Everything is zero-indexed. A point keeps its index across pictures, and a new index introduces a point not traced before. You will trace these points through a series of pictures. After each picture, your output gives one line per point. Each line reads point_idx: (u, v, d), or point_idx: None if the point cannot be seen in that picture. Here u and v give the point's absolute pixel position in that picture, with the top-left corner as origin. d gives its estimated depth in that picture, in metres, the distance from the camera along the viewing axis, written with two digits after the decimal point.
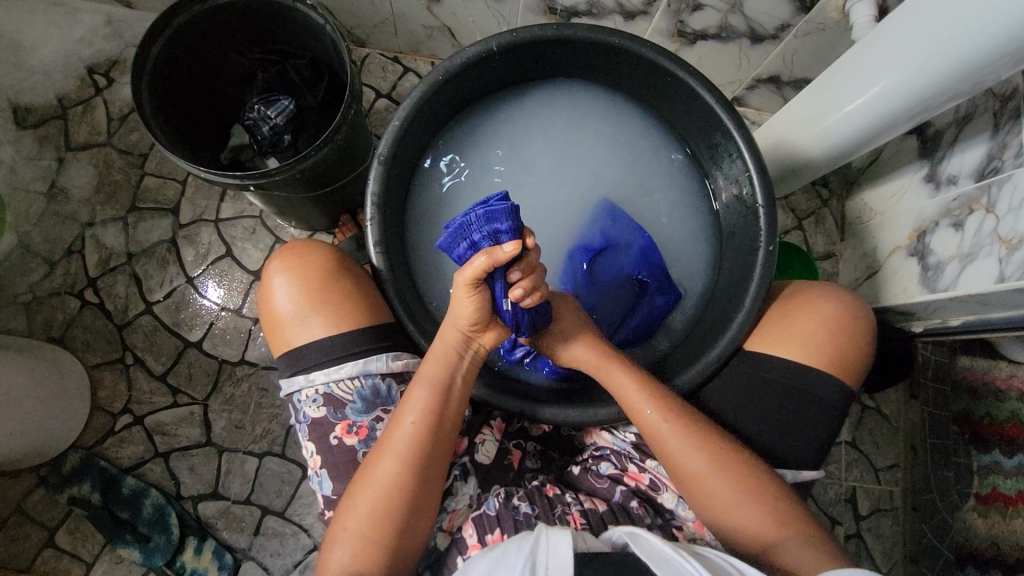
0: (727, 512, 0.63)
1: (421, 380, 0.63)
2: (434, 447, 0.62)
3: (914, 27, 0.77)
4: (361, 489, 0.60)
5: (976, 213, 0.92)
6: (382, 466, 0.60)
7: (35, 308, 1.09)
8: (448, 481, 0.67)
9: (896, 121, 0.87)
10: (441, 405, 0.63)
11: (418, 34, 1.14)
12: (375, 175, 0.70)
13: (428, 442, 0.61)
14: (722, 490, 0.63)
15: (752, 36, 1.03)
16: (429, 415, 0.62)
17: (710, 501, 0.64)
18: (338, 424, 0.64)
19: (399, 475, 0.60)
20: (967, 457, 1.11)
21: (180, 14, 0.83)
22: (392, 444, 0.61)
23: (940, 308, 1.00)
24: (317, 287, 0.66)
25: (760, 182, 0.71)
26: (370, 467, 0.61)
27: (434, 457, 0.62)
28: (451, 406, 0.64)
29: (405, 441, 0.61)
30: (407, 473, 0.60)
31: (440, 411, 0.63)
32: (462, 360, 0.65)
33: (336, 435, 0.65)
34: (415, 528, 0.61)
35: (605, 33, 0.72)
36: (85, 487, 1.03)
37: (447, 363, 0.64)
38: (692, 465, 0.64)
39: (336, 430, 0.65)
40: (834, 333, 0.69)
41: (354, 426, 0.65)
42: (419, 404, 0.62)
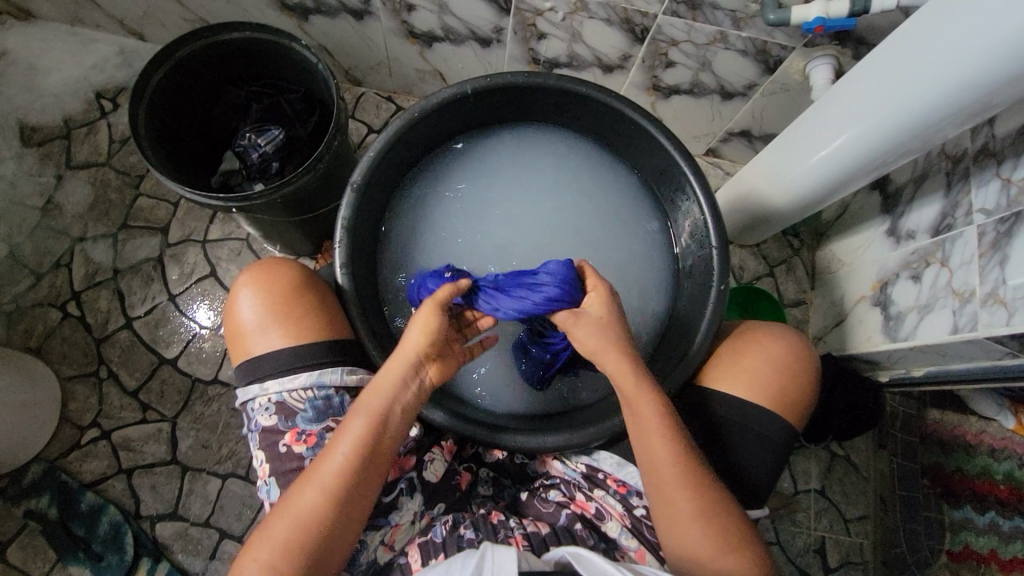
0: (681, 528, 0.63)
1: (357, 414, 0.62)
2: (361, 485, 0.61)
3: (868, 88, 0.83)
4: (279, 517, 0.60)
5: (932, 266, 0.96)
6: (303, 496, 0.60)
7: (17, 318, 1.10)
8: (394, 495, 0.68)
9: (857, 172, 0.92)
10: (377, 441, 0.62)
11: (410, 76, 1.22)
12: (347, 201, 0.73)
13: (356, 480, 0.60)
14: (683, 501, 0.62)
15: (722, 92, 1.10)
16: (361, 448, 0.61)
17: (681, 525, 0.63)
18: (287, 432, 0.66)
19: (319, 509, 0.59)
20: (938, 511, 1.10)
21: (183, 48, 0.89)
22: (317, 476, 0.61)
23: (902, 358, 1.03)
24: (282, 302, 0.68)
25: (714, 225, 0.75)
26: (291, 496, 0.60)
27: (359, 495, 0.61)
28: (383, 445, 0.63)
29: (331, 471, 0.60)
30: (326, 507, 0.60)
31: (372, 450, 0.62)
32: (407, 395, 0.65)
33: (285, 443, 0.66)
34: (324, 567, 0.59)
35: (573, 82, 0.77)
36: (43, 500, 1.02)
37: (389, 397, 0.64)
38: (673, 486, 0.63)
39: (286, 438, 0.66)
40: (780, 372, 0.71)
41: (303, 434, 0.66)
42: (352, 438, 0.62)
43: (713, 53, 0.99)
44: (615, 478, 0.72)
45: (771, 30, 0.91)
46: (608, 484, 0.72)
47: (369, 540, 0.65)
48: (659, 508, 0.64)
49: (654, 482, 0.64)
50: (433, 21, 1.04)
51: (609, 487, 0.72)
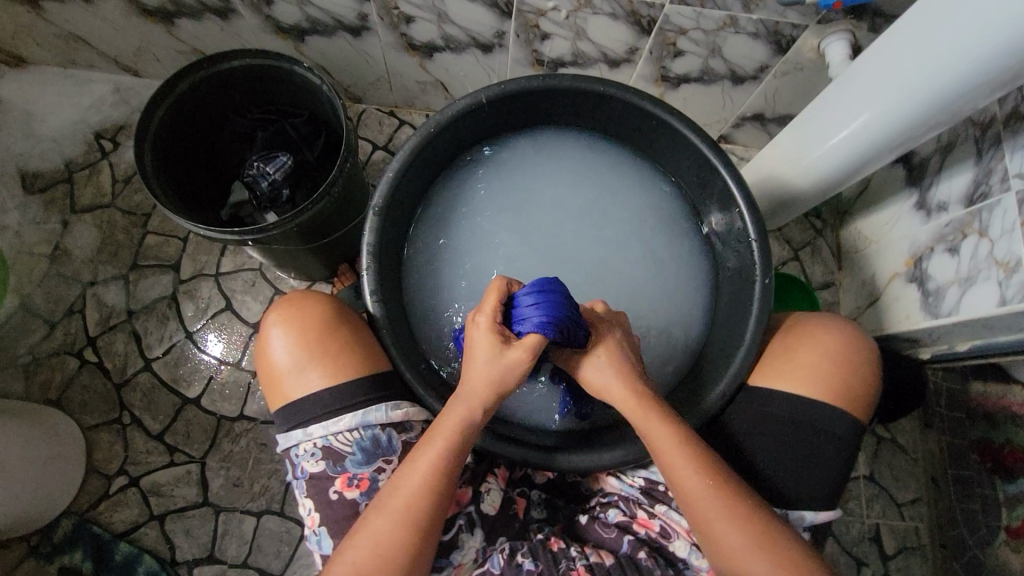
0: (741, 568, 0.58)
1: (432, 438, 0.61)
2: (434, 518, 0.59)
3: (888, 64, 0.80)
4: (352, 545, 0.57)
5: (970, 237, 0.93)
6: (378, 523, 0.57)
7: (34, 370, 1.08)
8: (454, 533, 0.64)
9: (880, 151, 0.89)
10: (450, 468, 0.60)
11: (411, 89, 1.19)
12: (371, 225, 0.71)
13: (423, 529, 0.58)
14: (736, 538, 0.58)
15: (733, 77, 1.07)
16: (437, 474, 0.59)
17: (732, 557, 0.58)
18: (337, 478, 0.63)
19: (395, 537, 0.57)
20: (992, 487, 1.04)
21: (183, 81, 0.87)
22: (393, 502, 0.58)
23: (944, 333, 1.00)
24: (316, 338, 0.66)
25: (750, 215, 0.72)
26: (367, 523, 0.58)
27: (420, 555, 0.57)
28: (446, 500, 0.60)
29: (406, 498, 0.58)
30: (405, 535, 0.57)
31: (435, 505, 0.59)
32: (467, 445, 0.62)
33: (336, 490, 0.63)
34: None
35: (590, 81, 0.75)
36: (76, 554, 0.99)
37: (454, 448, 0.61)
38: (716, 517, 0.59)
39: (336, 484, 0.63)
40: (840, 364, 0.68)
41: (354, 479, 0.63)
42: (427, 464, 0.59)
43: (723, 38, 0.96)
44: None
45: (782, 10, 0.88)
46: (669, 498, 0.69)
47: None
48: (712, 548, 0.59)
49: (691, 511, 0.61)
50: (433, 30, 1.01)
51: (672, 500, 0.68)
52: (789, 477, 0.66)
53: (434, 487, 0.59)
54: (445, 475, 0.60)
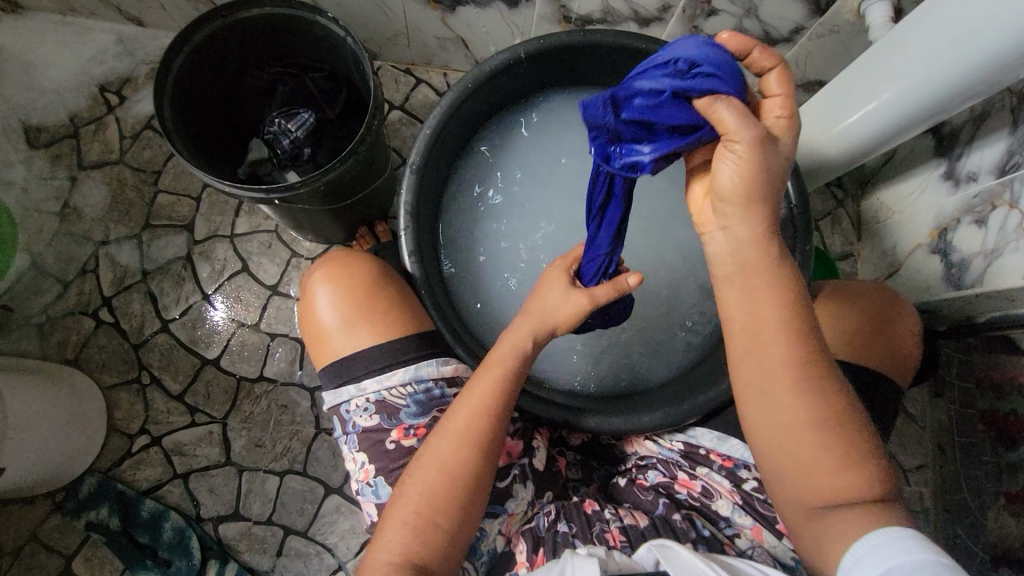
0: (790, 437, 0.55)
1: (493, 368, 0.61)
2: (494, 444, 0.59)
3: (943, 22, 0.77)
4: (416, 470, 0.58)
5: (999, 208, 0.92)
6: (442, 448, 0.58)
7: (49, 330, 1.07)
8: (508, 482, 0.67)
9: (911, 124, 0.88)
10: (507, 395, 0.60)
11: (431, 45, 1.15)
12: (407, 184, 0.69)
13: (484, 453, 0.59)
14: (798, 410, 0.55)
15: (766, 39, 1.04)
16: (496, 402, 0.60)
17: (785, 429, 0.55)
18: (394, 429, 0.63)
19: (460, 460, 0.58)
20: (996, 455, 1.04)
21: (201, 30, 0.82)
22: (454, 428, 0.59)
23: (965, 305, 1.00)
24: (362, 297, 0.66)
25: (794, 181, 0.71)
26: (430, 449, 0.59)
27: (483, 477, 0.59)
28: (505, 423, 0.60)
29: (467, 426, 0.59)
30: (466, 458, 0.58)
31: (495, 426, 0.59)
32: (524, 373, 0.63)
33: (392, 439, 0.63)
34: (466, 520, 0.58)
35: (632, 38, 0.72)
36: (102, 511, 1.00)
37: (512, 375, 0.61)
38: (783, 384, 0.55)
39: (392, 435, 0.63)
40: (882, 333, 0.70)
41: (410, 429, 0.63)
42: (487, 391, 0.60)
43: None
44: (718, 453, 0.70)
45: None
46: (710, 460, 0.70)
47: (488, 528, 0.65)
48: (767, 411, 0.56)
49: (752, 385, 0.56)
50: None
51: (713, 463, 0.69)
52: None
53: (493, 411, 0.60)
54: (503, 400, 0.60)
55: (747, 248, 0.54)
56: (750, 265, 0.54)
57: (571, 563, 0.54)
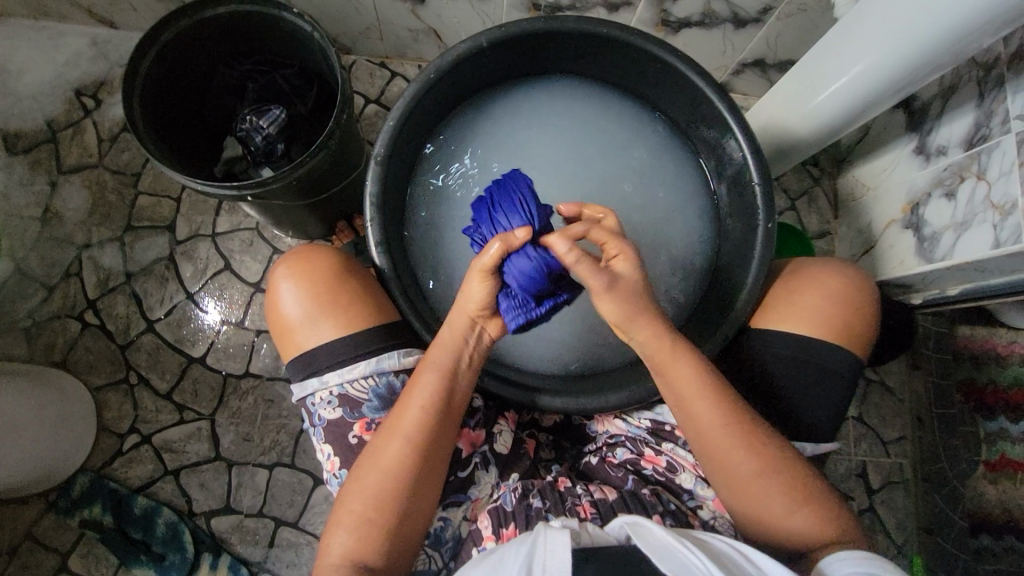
0: (748, 491, 0.63)
1: (430, 365, 0.61)
2: (438, 441, 0.61)
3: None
4: (364, 471, 0.60)
5: (967, 180, 0.93)
6: (388, 450, 0.60)
7: (36, 334, 1.08)
8: (470, 470, 0.68)
9: (880, 98, 0.88)
10: (448, 393, 0.61)
11: (403, 38, 1.15)
12: (373, 175, 0.70)
13: (428, 451, 0.60)
14: (743, 463, 0.62)
15: (735, 20, 1.04)
16: (438, 400, 0.61)
17: (734, 480, 0.63)
18: (355, 423, 0.64)
19: (405, 459, 0.59)
20: (974, 424, 1.10)
21: (167, 31, 0.83)
22: (398, 429, 0.60)
23: (938, 278, 1.01)
24: (325, 290, 0.66)
25: (756, 159, 0.72)
26: (376, 451, 0.60)
27: (428, 474, 0.60)
28: (448, 419, 0.62)
29: (410, 426, 0.60)
30: (409, 457, 0.59)
31: (439, 424, 0.61)
32: (464, 369, 0.63)
33: (354, 434, 0.65)
34: (415, 516, 0.60)
35: (592, 23, 0.73)
36: (96, 509, 1.02)
37: (450, 373, 0.62)
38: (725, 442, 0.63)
39: (354, 429, 0.65)
40: (839, 303, 0.70)
41: (371, 424, 0.65)
42: (427, 390, 0.61)
43: None
44: None
45: None
46: (675, 436, 0.72)
47: (452, 516, 0.67)
48: (718, 470, 0.64)
49: (699, 447, 0.64)
50: None
51: (678, 439, 0.71)
52: (785, 415, 0.70)
53: (431, 409, 0.60)
54: (442, 399, 0.61)
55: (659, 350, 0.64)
56: (668, 353, 0.64)
57: (543, 535, 0.55)
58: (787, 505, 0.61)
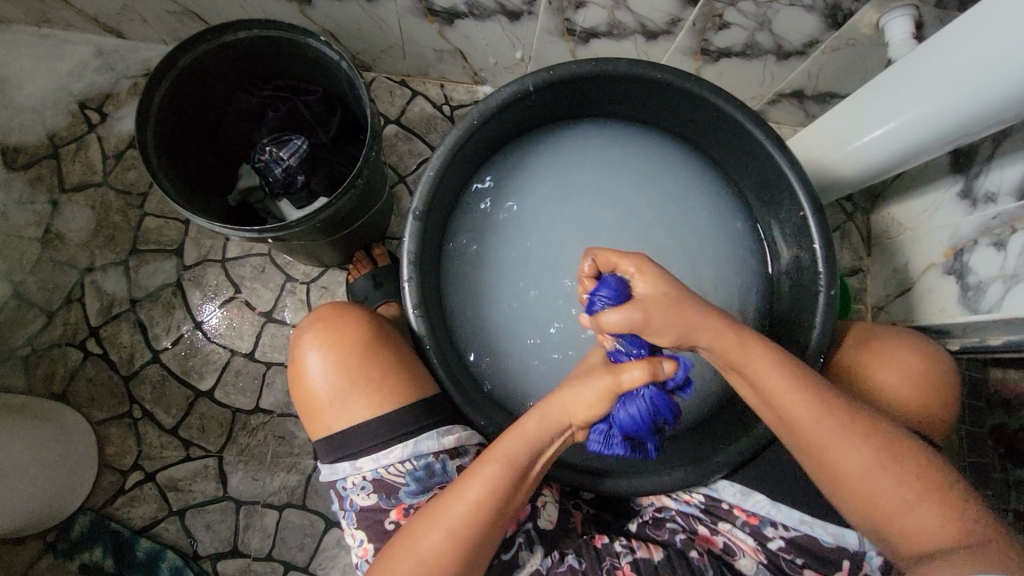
0: (894, 509, 0.56)
1: (497, 457, 0.56)
2: (486, 537, 0.56)
3: (993, 25, 0.69)
4: (399, 556, 0.55)
5: (1020, 232, 0.89)
6: (428, 539, 0.55)
7: (34, 363, 1.02)
8: (514, 551, 0.64)
9: (933, 147, 0.84)
10: (509, 488, 0.56)
11: (427, 57, 1.09)
12: (412, 229, 0.65)
13: (474, 548, 0.55)
14: (886, 476, 0.56)
15: (779, 52, 0.99)
16: (496, 495, 0.55)
17: (872, 497, 0.57)
18: (392, 510, 0.60)
19: (445, 553, 0.54)
20: (1004, 471, 1.06)
21: (183, 57, 0.77)
22: (443, 518, 0.55)
23: (980, 328, 0.97)
24: (356, 365, 0.61)
25: (815, 218, 0.68)
26: (416, 538, 0.55)
27: (466, 570, 0.55)
28: (501, 517, 0.56)
29: (458, 517, 0.55)
30: (450, 553, 0.54)
31: (490, 521, 0.55)
32: (529, 469, 0.57)
33: (391, 521, 0.60)
34: None
35: (646, 66, 0.68)
36: (96, 551, 0.97)
37: (515, 469, 0.56)
38: (854, 447, 0.56)
39: (392, 514, 0.60)
40: (915, 388, 0.67)
41: (409, 509, 0.60)
42: (486, 484, 0.55)
43: (775, 11, 0.88)
44: (743, 508, 0.67)
45: None
46: (732, 516, 0.68)
47: None
48: (848, 488, 0.58)
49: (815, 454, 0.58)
50: None
51: (737, 519, 0.67)
52: None
53: (485, 506, 0.55)
54: (501, 494, 0.56)
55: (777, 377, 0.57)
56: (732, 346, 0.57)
57: None
58: (939, 521, 0.54)
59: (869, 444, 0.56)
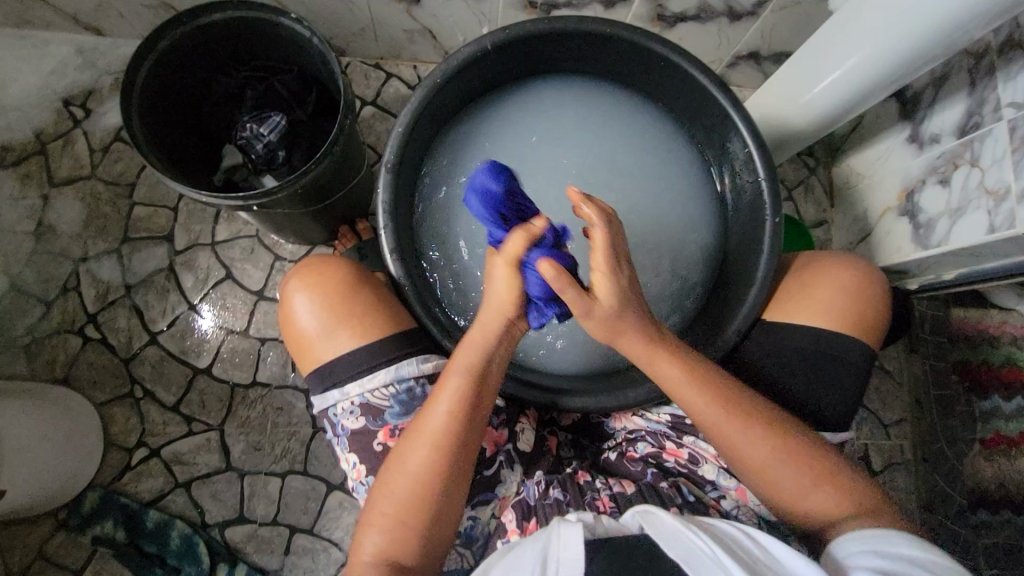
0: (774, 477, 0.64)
1: (457, 367, 0.61)
2: (464, 438, 0.61)
3: None
4: (393, 474, 0.60)
5: (961, 167, 0.95)
6: (414, 452, 0.60)
7: (36, 351, 1.06)
8: (495, 469, 0.69)
9: (874, 90, 0.89)
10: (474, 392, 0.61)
11: (398, 38, 1.13)
12: (384, 184, 0.70)
13: (456, 450, 0.60)
14: (774, 451, 0.63)
15: (731, 13, 1.04)
16: (463, 400, 0.60)
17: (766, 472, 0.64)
18: (379, 431, 0.65)
19: (430, 461, 0.59)
20: (969, 404, 1.11)
21: (163, 40, 0.81)
22: (424, 432, 0.60)
23: (933, 263, 1.03)
24: (341, 302, 0.67)
25: (761, 155, 0.73)
26: (404, 454, 0.60)
27: (453, 476, 0.60)
28: (473, 421, 0.61)
29: (435, 429, 0.60)
30: (435, 460, 0.59)
31: (464, 426, 0.60)
32: (490, 375, 0.62)
33: (379, 442, 0.65)
34: (441, 520, 0.60)
35: (596, 22, 0.73)
36: (108, 525, 1.01)
37: (476, 375, 0.61)
38: (757, 436, 0.63)
39: (379, 437, 0.65)
40: (853, 298, 0.73)
41: (396, 430, 0.65)
42: (453, 393, 0.60)
43: None
44: None
45: None
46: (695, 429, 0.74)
47: (480, 515, 0.68)
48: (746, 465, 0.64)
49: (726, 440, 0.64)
50: None
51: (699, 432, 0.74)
52: (809, 406, 0.72)
53: (459, 415, 0.60)
54: (468, 400, 0.61)
55: (641, 324, 0.61)
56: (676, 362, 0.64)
57: (557, 530, 0.56)
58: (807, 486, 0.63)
59: (776, 430, 0.64)
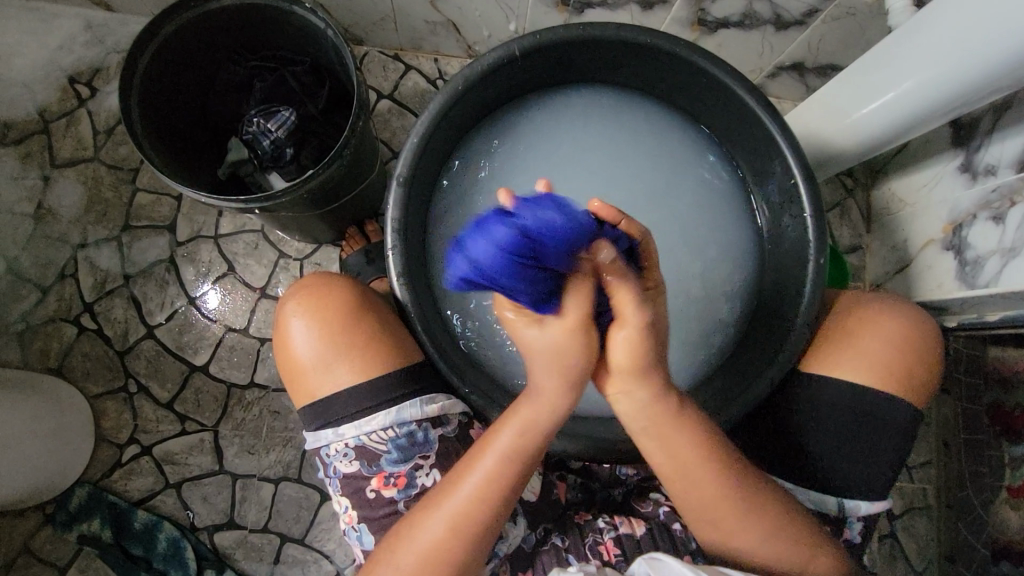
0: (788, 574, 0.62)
1: (494, 448, 0.57)
2: (486, 524, 0.57)
3: None
4: (400, 547, 0.57)
5: (1019, 204, 0.88)
6: (427, 529, 0.56)
7: (30, 338, 1.03)
8: (497, 524, 0.64)
9: (931, 115, 0.82)
10: (508, 478, 0.57)
11: (420, 29, 1.07)
12: (394, 197, 0.65)
13: (474, 534, 0.57)
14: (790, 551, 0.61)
15: (777, 21, 0.97)
16: (495, 484, 0.57)
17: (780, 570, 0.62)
18: (373, 478, 0.61)
19: (444, 541, 0.56)
20: (999, 448, 1.02)
21: (168, 24, 0.76)
22: (443, 508, 0.57)
23: (977, 303, 0.96)
24: (340, 332, 0.62)
25: (806, 187, 0.67)
26: (414, 527, 0.57)
27: (464, 561, 0.57)
28: (502, 508, 0.58)
29: (458, 509, 0.56)
30: (449, 543, 0.56)
31: (490, 511, 0.57)
32: (528, 462, 0.58)
33: (372, 488, 0.62)
34: None
35: (635, 32, 0.67)
36: (94, 523, 0.98)
37: (515, 461, 0.57)
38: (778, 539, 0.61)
39: (372, 483, 0.62)
40: (904, 351, 0.67)
41: (390, 477, 0.61)
42: (485, 473, 0.57)
43: None
44: None
45: None
46: None
47: None
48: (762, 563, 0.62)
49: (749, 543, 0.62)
50: None
51: None
52: (848, 465, 0.67)
53: (489, 497, 0.57)
54: (501, 484, 0.57)
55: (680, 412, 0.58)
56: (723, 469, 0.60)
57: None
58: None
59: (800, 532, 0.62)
